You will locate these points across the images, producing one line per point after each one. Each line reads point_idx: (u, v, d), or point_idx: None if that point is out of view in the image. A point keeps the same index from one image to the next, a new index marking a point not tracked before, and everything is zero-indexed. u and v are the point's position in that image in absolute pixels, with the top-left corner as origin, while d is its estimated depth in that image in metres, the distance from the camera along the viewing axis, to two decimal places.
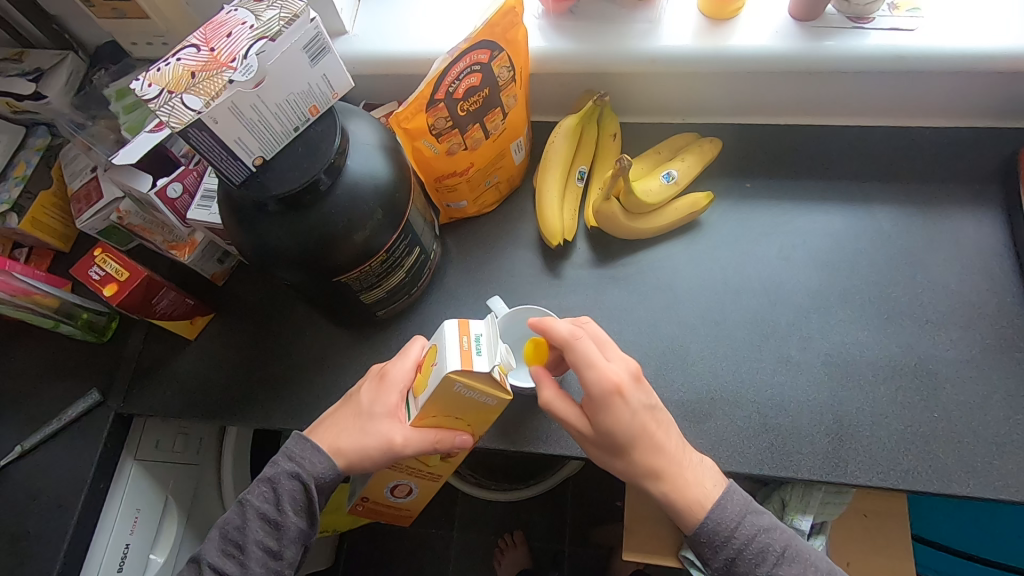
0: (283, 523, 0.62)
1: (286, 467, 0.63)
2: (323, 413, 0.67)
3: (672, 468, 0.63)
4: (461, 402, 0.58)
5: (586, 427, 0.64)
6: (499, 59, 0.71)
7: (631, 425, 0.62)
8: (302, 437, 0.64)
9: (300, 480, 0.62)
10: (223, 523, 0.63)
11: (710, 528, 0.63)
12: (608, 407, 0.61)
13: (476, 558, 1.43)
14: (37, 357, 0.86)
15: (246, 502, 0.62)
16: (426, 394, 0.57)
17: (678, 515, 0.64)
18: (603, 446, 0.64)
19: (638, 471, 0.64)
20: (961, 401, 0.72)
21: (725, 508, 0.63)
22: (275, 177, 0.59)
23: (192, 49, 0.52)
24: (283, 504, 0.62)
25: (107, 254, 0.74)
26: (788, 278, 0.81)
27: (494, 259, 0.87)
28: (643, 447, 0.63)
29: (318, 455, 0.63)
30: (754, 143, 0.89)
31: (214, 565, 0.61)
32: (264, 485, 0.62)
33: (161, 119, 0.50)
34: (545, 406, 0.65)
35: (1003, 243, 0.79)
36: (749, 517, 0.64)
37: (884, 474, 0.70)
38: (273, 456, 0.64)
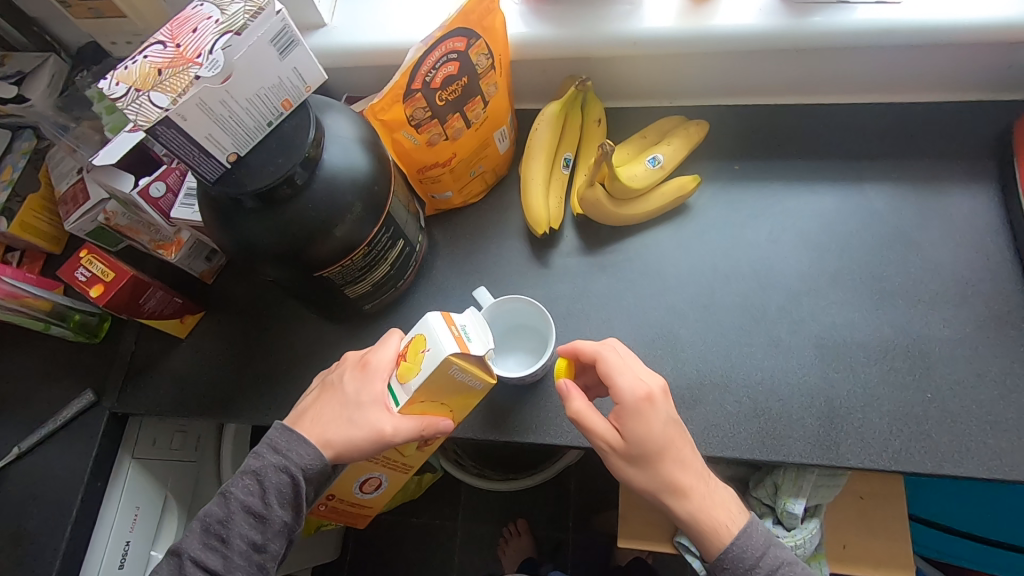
0: (268, 516, 0.60)
1: (271, 460, 0.61)
2: (305, 402, 0.66)
3: (696, 484, 0.64)
4: (450, 386, 0.59)
5: (616, 440, 0.63)
6: (476, 47, 0.70)
7: (662, 437, 0.63)
8: (286, 428, 0.63)
9: (286, 473, 0.60)
10: (205, 514, 0.61)
11: (734, 554, 0.64)
12: (644, 416, 0.62)
13: (480, 547, 1.44)
14: (31, 359, 0.87)
15: (229, 494, 0.61)
16: (418, 378, 0.57)
17: (699, 533, 0.65)
18: (630, 460, 0.63)
19: (664, 486, 0.63)
20: (955, 381, 0.71)
21: (751, 536, 0.64)
22: (251, 173, 0.59)
23: (158, 45, 0.51)
24: (269, 497, 0.60)
25: (93, 255, 0.75)
26: (777, 260, 0.80)
27: (481, 249, 0.87)
28: (671, 460, 0.63)
29: (304, 447, 0.61)
30: (742, 124, 0.88)
31: (196, 558, 0.60)
32: (249, 478, 0.61)
33: (130, 118, 0.50)
34: (576, 418, 0.63)
35: (997, 219, 0.78)
36: (773, 549, 0.64)
37: (877, 456, 0.69)
38: (257, 448, 0.62)
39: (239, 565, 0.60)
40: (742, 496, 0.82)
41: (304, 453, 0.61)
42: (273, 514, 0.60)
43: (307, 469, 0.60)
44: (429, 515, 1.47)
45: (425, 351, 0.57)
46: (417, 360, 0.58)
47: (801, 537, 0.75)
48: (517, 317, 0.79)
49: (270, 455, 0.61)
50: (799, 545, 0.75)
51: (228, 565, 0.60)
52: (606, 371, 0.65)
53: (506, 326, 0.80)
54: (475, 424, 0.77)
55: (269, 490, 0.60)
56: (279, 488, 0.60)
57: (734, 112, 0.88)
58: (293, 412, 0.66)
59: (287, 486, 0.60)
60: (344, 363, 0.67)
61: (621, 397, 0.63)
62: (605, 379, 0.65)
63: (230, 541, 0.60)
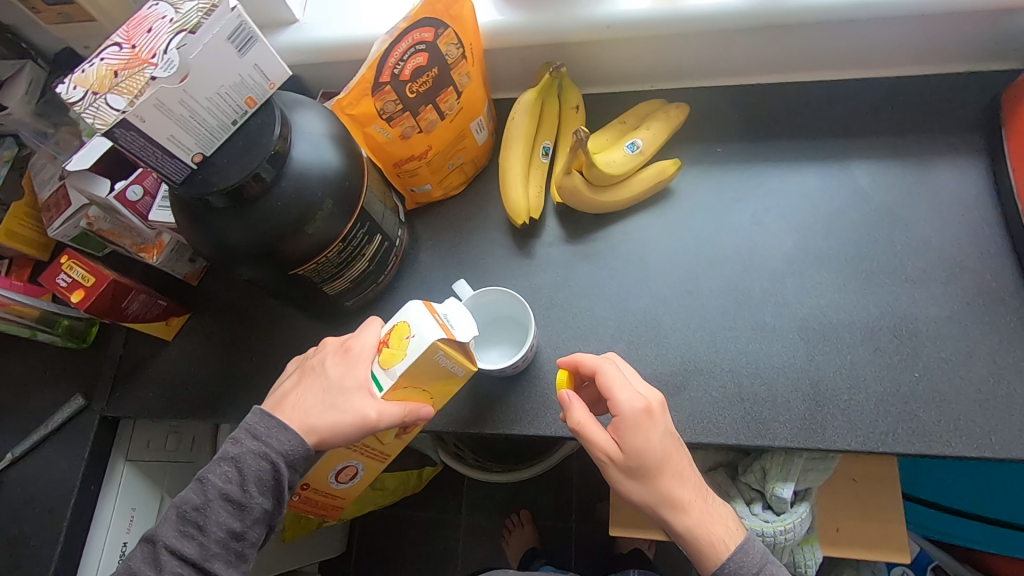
0: (248, 504, 0.57)
1: (251, 446, 0.58)
2: (285, 387, 0.63)
3: (695, 499, 0.62)
4: (433, 371, 0.59)
5: (616, 452, 0.61)
6: (444, 37, 0.69)
7: (661, 450, 0.61)
8: (266, 413, 0.60)
9: (267, 460, 0.58)
10: (179, 502, 0.58)
11: (731, 570, 0.61)
12: (643, 429, 0.61)
13: (484, 538, 1.44)
14: (22, 365, 0.88)
15: (206, 481, 0.57)
16: (404, 363, 0.56)
17: (697, 550, 0.62)
18: (629, 473, 0.61)
19: (663, 500, 0.61)
20: (943, 359, 0.70)
21: (748, 553, 0.62)
22: (217, 172, 0.58)
23: (113, 47, 0.51)
24: (248, 485, 0.57)
25: (74, 261, 0.76)
26: (762, 243, 0.79)
27: (463, 242, 0.86)
28: (670, 474, 0.61)
29: (286, 433, 0.58)
30: (724, 105, 0.86)
31: (169, 547, 0.56)
32: (227, 464, 0.58)
33: (88, 122, 0.50)
34: (576, 428, 0.62)
35: (986, 193, 0.76)
36: (768, 566, 0.62)
37: (864, 438, 0.68)
38: (235, 433, 0.59)
39: (216, 555, 0.57)
40: (731, 481, 0.82)
41: (286, 439, 0.58)
42: (252, 502, 0.57)
43: (289, 456, 0.58)
44: (432, 508, 1.47)
45: (410, 337, 0.56)
46: (402, 346, 0.57)
47: (791, 521, 0.75)
48: (506, 307, 0.78)
49: (250, 441, 0.58)
50: (789, 529, 0.75)
51: (204, 554, 0.57)
52: (605, 383, 0.63)
53: (490, 315, 0.79)
54: (459, 417, 0.77)
55: (249, 476, 0.57)
56: (260, 475, 0.57)
57: (715, 93, 0.87)
58: (273, 395, 0.63)
59: (268, 473, 0.58)
60: (325, 347, 0.64)
61: (620, 408, 0.61)
62: (604, 390, 0.63)
63: (207, 529, 0.57)
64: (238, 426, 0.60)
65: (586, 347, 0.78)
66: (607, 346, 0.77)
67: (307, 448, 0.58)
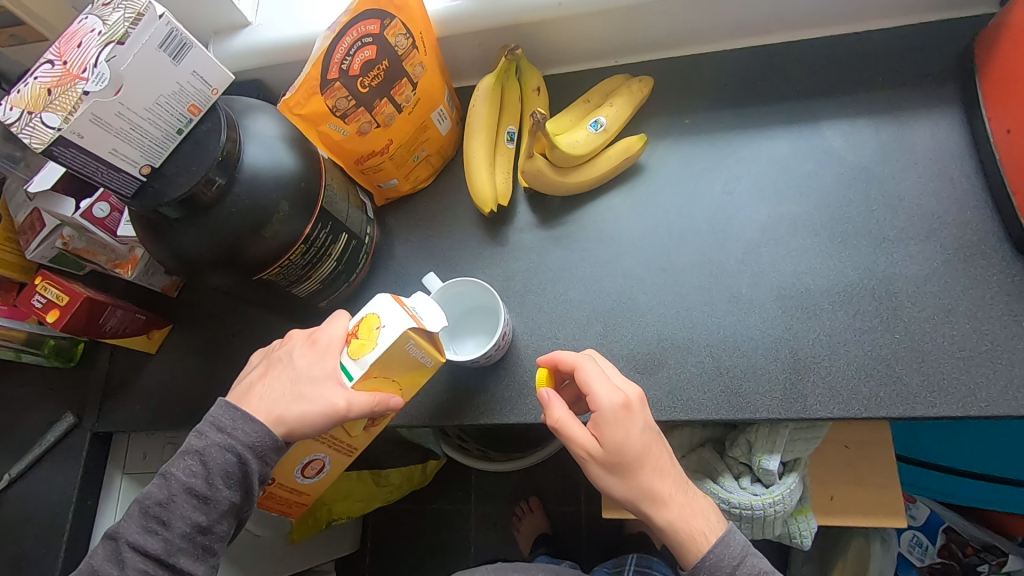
0: (213, 497, 0.58)
1: (215, 439, 0.58)
2: (251, 378, 0.63)
3: (675, 491, 0.61)
4: (404, 362, 0.59)
5: (596, 449, 0.60)
6: (391, 28, 0.68)
7: (641, 444, 0.60)
8: (231, 405, 0.60)
9: (231, 452, 0.58)
10: (144, 497, 0.58)
11: (712, 562, 0.60)
12: (622, 424, 0.60)
13: (495, 527, 1.41)
14: (15, 387, 0.90)
15: (170, 475, 0.58)
16: (375, 353, 0.56)
17: (678, 543, 0.61)
18: (610, 470, 0.60)
19: (644, 495, 0.60)
20: (923, 319, 0.68)
21: (729, 544, 0.61)
22: (167, 183, 0.59)
23: (45, 65, 0.51)
24: (213, 478, 0.57)
25: (48, 282, 0.78)
26: (734, 212, 0.77)
27: (435, 234, 0.86)
28: (650, 468, 0.60)
29: (251, 425, 0.58)
30: (691, 74, 0.84)
31: (134, 542, 0.57)
32: (191, 458, 0.58)
33: (26, 141, 0.51)
34: (556, 426, 0.60)
35: (963, 144, 0.74)
36: (750, 558, 0.61)
37: (846, 404, 0.67)
38: (200, 427, 0.60)
39: (182, 548, 0.58)
40: (719, 456, 0.81)
41: (251, 431, 0.58)
42: (218, 495, 0.58)
43: (254, 448, 0.58)
44: (441, 501, 1.44)
45: (381, 328, 0.56)
46: (372, 337, 0.56)
47: (779, 493, 0.75)
48: (475, 298, 0.77)
49: (214, 434, 0.59)
50: (779, 501, 0.75)
51: (170, 548, 0.57)
52: (584, 379, 0.62)
53: (462, 305, 0.78)
54: (440, 409, 0.77)
55: (213, 470, 0.57)
56: (225, 468, 0.58)
57: (680, 63, 0.85)
58: (239, 387, 0.63)
59: (232, 466, 0.58)
60: (291, 338, 0.63)
61: (599, 404, 0.60)
62: (583, 387, 0.62)
63: (172, 523, 0.57)
64: (203, 420, 0.60)
65: (562, 331, 0.77)
66: (583, 328, 0.77)
67: (274, 438, 0.58)
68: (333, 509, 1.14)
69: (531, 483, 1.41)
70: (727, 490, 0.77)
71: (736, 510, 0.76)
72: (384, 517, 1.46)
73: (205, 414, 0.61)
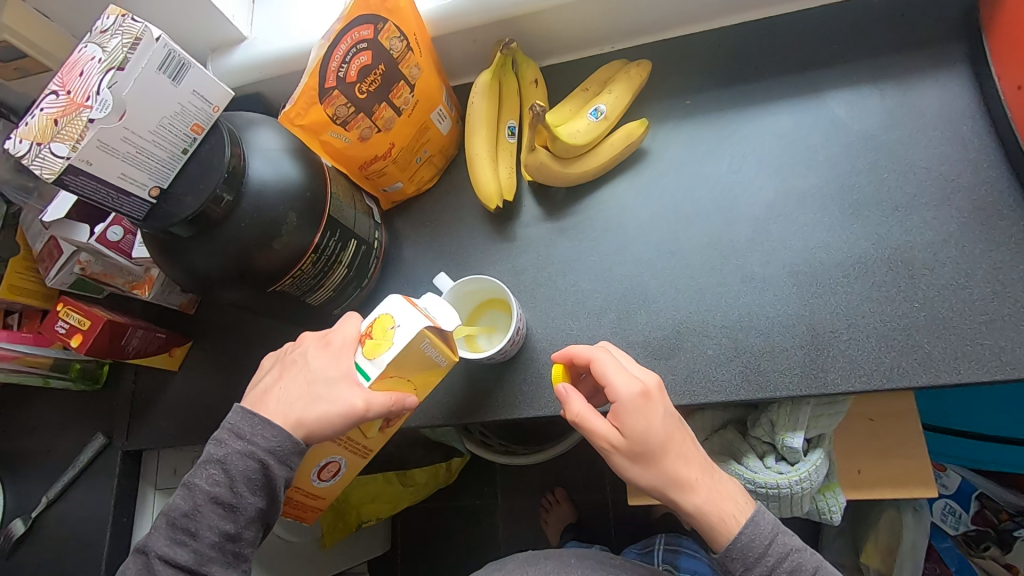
0: (238, 504, 0.59)
1: (235, 447, 0.59)
2: (266, 382, 0.63)
3: (701, 475, 0.61)
4: (419, 362, 0.59)
5: (619, 439, 0.60)
6: (385, 32, 0.68)
7: (663, 431, 0.60)
8: (248, 412, 0.60)
9: (252, 459, 0.58)
10: (170, 509, 0.59)
11: (743, 544, 0.60)
12: (643, 412, 0.60)
13: (524, 520, 1.42)
14: (47, 412, 0.92)
15: (194, 486, 0.59)
16: (391, 353, 0.56)
17: (707, 527, 0.61)
18: (634, 459, 0.60)
19: (669, 481, 0.60)
20: (943, 285, 0.67)
21: (758, 524, 0.61)
22: (177, 203, 0.60)
23: (51, 96, 0.53)
24: (237, 486, 0.58)
25: (69, 307, 0.80)
26: (741, 191, 0.76)
27: (443, 234, 0.86)
28: (674, 454, 0.60)
29: (269, 430, 0.59)
30: (690, 53, 0.83)
31: (164, 555, 0.58)
32: (214, 467, 0.59)
33: (37, 172, 0.52)
34: (576, 420, 0.61)
35: (973, 104, 0.72)
36: (780, 536, 0.61)
37: (869, 376, 0.66)
38: (219, 435, 0.60)
39: (213, 557, 0.59)
40: (742, 437, 0.81)
41: (269, 436, 0.58)
42: (243, 502, 0.59)
43: (273, 452, 0.58)
44: (468, 497, 1.45)
45: (396, 327, 0.57)
46: (387, 336, 0.57)
47: (805, 470, 0.74)
48: (489, 297, 0.77)
49: (234, 442, 0.59)
50: (805, 478, 0.74)
51: (200, 558, 0.58)
52: (600, 371, 0.62)
53: (476, 303, 0.78)
54: (460, 407, 0.78)
55: (236, 477, 0.58)
56: (247, 474, 0.58)
57: (677, 43, 0.83)
58: (254, 392, 0.63)
59: (255, 472, 0.59)
60: (304, 340, 0.63)
61: (617, 394, 0.60)
62: (600, 378, 0.62)
63: (200, 534, 0.58)
64: (221, 428, 0.61)
65: (576, 322, 0.77)
66: (596, 318, 0.77)
67: (293, 441, 0.58)
68: (363, 509, 1.15)
69: (556, 474, 1.41)
70: (752, 470, 0.77)
71: (762, 489, 0.76)
72: (413, 517, 1.47)
73: (223, 422, 0.61)
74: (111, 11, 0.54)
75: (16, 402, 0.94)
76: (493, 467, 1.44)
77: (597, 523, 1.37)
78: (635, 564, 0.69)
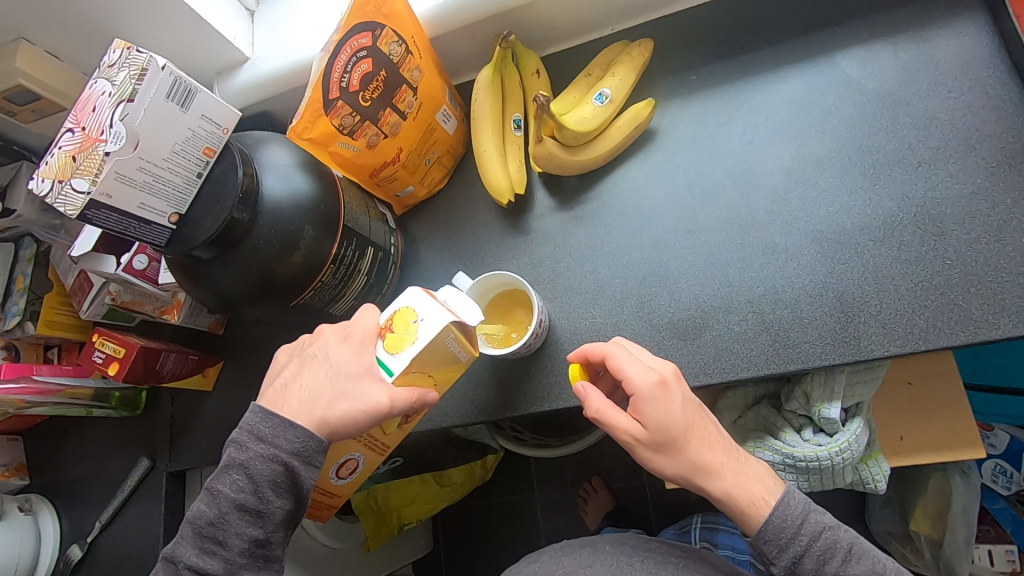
0: (266, 510, 0.59)
1: (257, 451, 0.59)
2: (284, 378, 0.62)
3: (726, 460, 0.61)
4: (442, 356, 0.59)
5: (641, 432, 0.60)
6: (383, 37, 0.68)
7: (684, 418, 0.60)
8: (266, 413, 0.60)
9: (276, 462, 0.59)
10: (195, 517, 0.60)
11: (775, 525, 0.59)
12: (661, 402, 0.59)
13: (563, 512, 1.41)
14: (94, 440, 0.96)
15: (217, 493, 0.59)
16: (415, 348, 0.56)
17: (738, 512, 0.60)
18: (658, 448, 0.60)
19: (696, 468, 0.59)
20: (973, 240, 0.65)
21: (789, 504, 0.60)
22: (195, 226, 0.61)
23: (68, 134, 0.54)
24: (262, 490, 0.59)
25: (104, 337, 0.82)
26: (756, 162, 0.75)
27: (458, 233, 0.86)
28: (697, 440, 0.60)
29: (292, 432, 0.58)
30: (692, 28, 0.81)
31: (194, 564, 0.59)
32: (237, 473, 0.59)
33: (61, 210, 0.53)
34: (597, 417, 0.61)
35: (993, 50, 0.69)
36: (813, 514, 0.60)
37: (902, 340, 0.65)
38: (238, 439, 0.60)
39: (243, 563, 0.60)
40: (777, 412, 0.79)
41: (293, 438, 0.58)
42: (271, 506, 0.59)
43: (298, 454, 0.58)
44: (506, 492, 1.46)
45: (418, 321, 0.57)
46: (410, 330, 0.57)
47: (845, 440, 0.73)
48: (510, 295, 0.76)
49: (255, 445, 0.59)
50: (845, 448, 0.73)
51: (230, 565, 0.60)
52: (615, 365, 0.62)
53: (496, 303, 0.76)
54: (490, 404, 0.78)
55: (260, 482, 0.59)
56: (272, 479, 0.59)
57: (679, 18, 0.82)
58: (271, 389, 0.62)
59: (279, 475, 0.59)
60: (323, 332, 0.62)
61: (634, 386, 0.60)
62: (616, 373, 0.62)
63: (229, 542, 0.59)
64: (240, 431, 0.60)
65: (599, 310, 0.77)
66: (618, 304, 0.76)
67: (317, 441, 0.59)
68: (402, 512, 1.17)
69: (591, 463, 1.41)
70: (790, 445, 0.76)
71: (802, 463, 0.74)
72: (452, 516, 1.49)
73: (240, 423, 0.61)
74: (116, 45, 0.55)
75: (64, 433, 0.97)
76: (527, 461, 1.45)
77: (637, 509, 1.37)
78: (678, 547, 0.68)
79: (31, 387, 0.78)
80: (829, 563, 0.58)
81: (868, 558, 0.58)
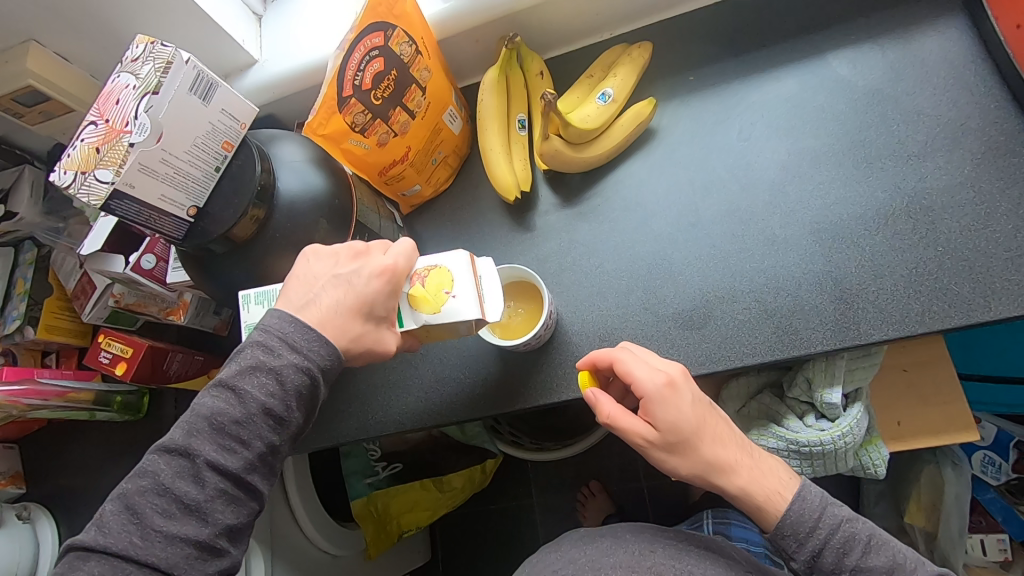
0: (289, 418, 0.57)
1: (290, 360, 0.57)
2: (316, 293, 0.59)
3: (739, 456, 0.63)
4: (448, 331, 0.63)
5: (653, 433, 0.62)
6: (395, 37, 0.70)
7: (694, 417, 0.62)
8: (299, 323, 0.58)
9: (309, 374, 0.58)
10: (213, 414, 0.55)
11: (793, 519, 0.61)
12: (671, 402, 0.61)
13: (562, 514, 1.42)
14: (95, 447, 0.95)
15: (243, 393, 0.56)
16: (433, 318, 0.61)
17: (755, 507, 0.62)
18: (670, 449, 0.62)
19: (709, 467, 0.62)
20: (963, 226, 0.68)
21: (805, 498, 0.61)
22: (213, 220, 0.61)
23: (90, 126, 0.55)
24: (292, 400, 0.57)
25: (110, 338, 0.82)
26: (755, 157, 0.78)
27: (463, 231, 0.88)
28: (709, 438, 0.62)
29: (326, 347, 0.58)
30: (688, 32, 0.84)
31: (213, 461, 0.55)
32: (267, 377, 0.56)
33: (84, 200, 0.54)
34: (609, 421, 0.62)
35: (973, 49, 0.74)
36: (830, 507, 0.61)
37: (899, 324, 0.68)
38: (266, 343, 0.57)
39: (258, 468, 0.57)
40: (779, 400, 0.81)
41: (326, 353, 0.58)
42: (294, 416, 0.58)
43: (326, 368, 0.59)
44: (506, 498, 1.45)
45: (450, 295, 0.61)
46: (438, 299, 0.61)
47: (846, 424, 0.75)
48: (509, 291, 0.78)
49: (288, 354, 0.57)
50: (847, 432, 0.75)
51: (248, 465, 0.56)
52: (623, 369, 0.63)
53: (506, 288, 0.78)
54: (499, 396, 0.79)
55: (292, 391, 0.57)
56: (302, 390, 0.57)
57: (676, 22, 0.85)
58: (301, 298, 0.60)
59: (308, 388, 0.58)
60: (364, 253, 0.62)
61: (644, 389, 0.62)
62: (625, 376, 0.63)
63: (251, 443, 0.56)
64: (266, 335, 0.58)
65: (606, 303, 0.78)
66: (625, 296, 0.78)
67: (342, 360, 0.60)
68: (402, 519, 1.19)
69: (590, 465, 1.42)
70: (793, 431, 0.78)
71: (805, 448, 0.76)
72: (451, 522, 1.48)
73: (265, 329, 0.58)
74: (140, 40, 0.56)
75: (62, 441, 0.96)
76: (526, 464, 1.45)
77: (635, 509, 1.37)
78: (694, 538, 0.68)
79: (34, 390, 0.78)
80: (849, 555, 0.60)
81: (887, 550, 0.60)
